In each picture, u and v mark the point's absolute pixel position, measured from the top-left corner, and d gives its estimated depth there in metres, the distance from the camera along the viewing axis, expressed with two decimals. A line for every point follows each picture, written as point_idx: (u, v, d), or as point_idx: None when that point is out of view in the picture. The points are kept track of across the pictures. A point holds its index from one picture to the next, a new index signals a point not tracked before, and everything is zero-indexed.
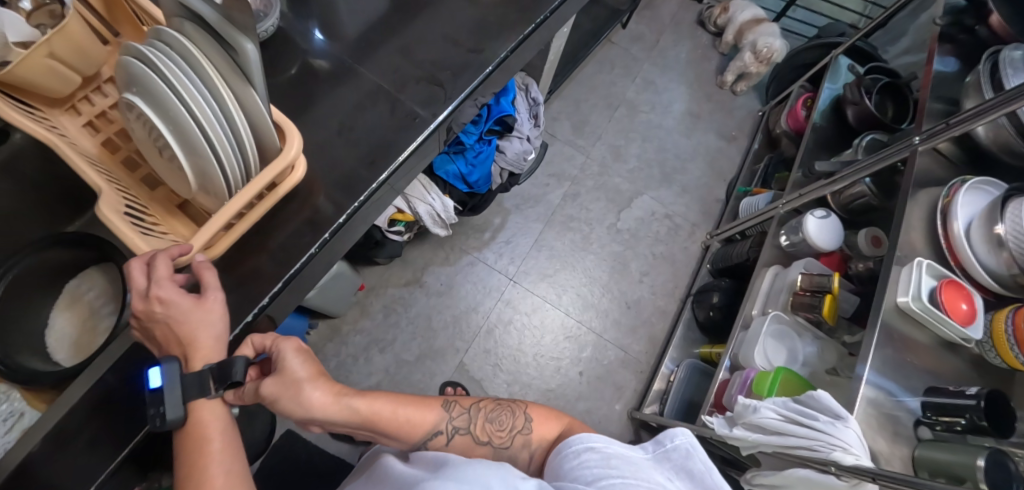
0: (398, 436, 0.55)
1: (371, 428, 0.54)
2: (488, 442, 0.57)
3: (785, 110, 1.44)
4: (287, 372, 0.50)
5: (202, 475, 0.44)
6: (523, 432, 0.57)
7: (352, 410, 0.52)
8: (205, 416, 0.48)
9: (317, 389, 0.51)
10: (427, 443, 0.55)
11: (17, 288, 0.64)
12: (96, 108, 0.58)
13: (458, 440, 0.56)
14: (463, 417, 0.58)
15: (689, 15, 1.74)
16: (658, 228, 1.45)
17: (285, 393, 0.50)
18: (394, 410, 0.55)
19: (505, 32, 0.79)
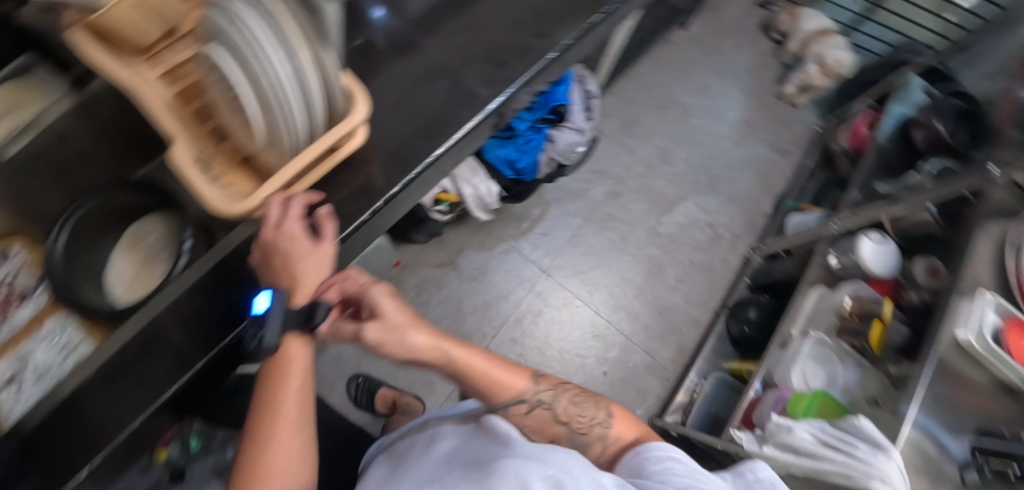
0: (484, 393, 0.61)
1: (463, 377, 0.60)
2: (567, 423, 0.62)
3: (847, 127, 1.38)
4: (394, 317, 0.57)
5: (277, 406, 0.53)
6: (602, 424, 0.62)
7: (447, 357, 0.59)
8: (286, 356, 0.54)
9: (421, 334, 0.58)
10: (511, 406, 0.60)
11: (87, 227, 0.64)
12: (174, 58, 0.56)
13: (539, 412, 0.62)
14: (549, 393, 0.63)
15: (753, 21, 1.68)
16: (698, 236, 1.42)
17: (392, 335, 0.56)
18: (488, 369, 0.61)
19: (570, 20, 0.79)
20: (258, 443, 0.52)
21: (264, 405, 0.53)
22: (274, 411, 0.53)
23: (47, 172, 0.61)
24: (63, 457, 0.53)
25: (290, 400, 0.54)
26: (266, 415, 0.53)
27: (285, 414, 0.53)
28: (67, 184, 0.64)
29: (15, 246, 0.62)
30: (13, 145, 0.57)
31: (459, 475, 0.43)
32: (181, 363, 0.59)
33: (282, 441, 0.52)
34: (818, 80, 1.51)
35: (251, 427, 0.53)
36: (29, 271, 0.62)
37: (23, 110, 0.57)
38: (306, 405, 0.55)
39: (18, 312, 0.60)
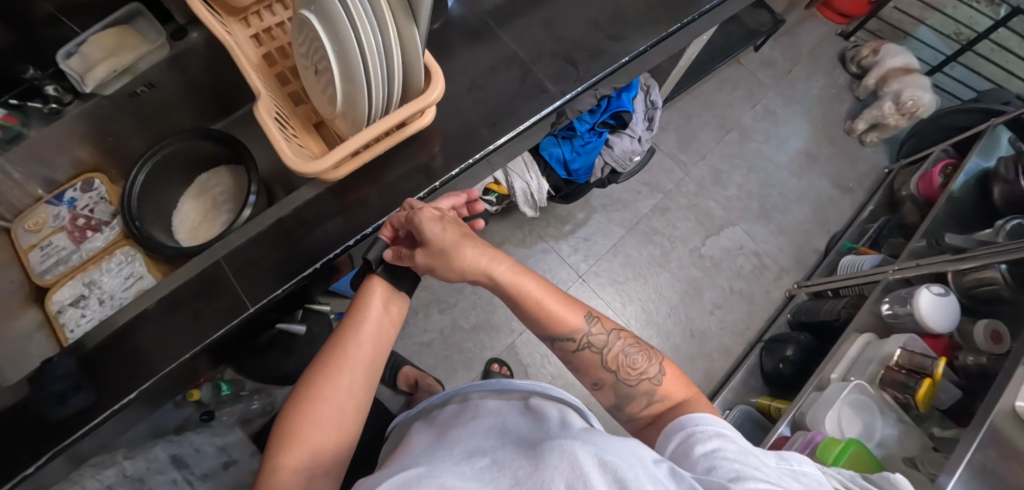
0: (533, 323, 0.57)
1: (511, 301, 0.56)
2: (615, 372, 0.57)
3: (918, 173, 1.30)
4: (442, 238, 0.56)
5: (343, 341, 0.57)
6: (651, 380, 0.55)
7: (494, 282, 0.56)
8: (371, 296, 0.60)
9: (471, 247, 0.55)
10: (559, 341, 0.57)
11: (163, 168, 0.75)
12: (264, 23, 0.64)
13: (586, 355, 0.57)
14: (601, 337, 0.57)
15: (832, 50, 1.61)
16: (742, 264, 1.38)
17: (438, 256, 0.56)
18: (538, 299, 0.56)
19: (648, 25, 0.77)
20: (321, 368, 0.55)
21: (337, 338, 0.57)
22: (344, 345, 0.56)
23: (139, 116, 0.74)
24: (122, 375, 0.59)
25: (360, 340, 0.57)
26: (336, 348, 0.57)
27: (351, 349, 0.56)
28: (154, 130, 0.78)
29: (100, 180, 0.77)
30: (113, 83, 0.69)
31: (512, 452, 0.44)
32: (233, 308, 0.61)
33: (340, 371, 0.55)
34: (891, 119, 1.41)
35: (318, 357, 0.57)
36: (110, 206, 0.78)
37: (123, 53, 0.68)
38: (373, 350, 0.58)
39: (93, 241, 0.76)
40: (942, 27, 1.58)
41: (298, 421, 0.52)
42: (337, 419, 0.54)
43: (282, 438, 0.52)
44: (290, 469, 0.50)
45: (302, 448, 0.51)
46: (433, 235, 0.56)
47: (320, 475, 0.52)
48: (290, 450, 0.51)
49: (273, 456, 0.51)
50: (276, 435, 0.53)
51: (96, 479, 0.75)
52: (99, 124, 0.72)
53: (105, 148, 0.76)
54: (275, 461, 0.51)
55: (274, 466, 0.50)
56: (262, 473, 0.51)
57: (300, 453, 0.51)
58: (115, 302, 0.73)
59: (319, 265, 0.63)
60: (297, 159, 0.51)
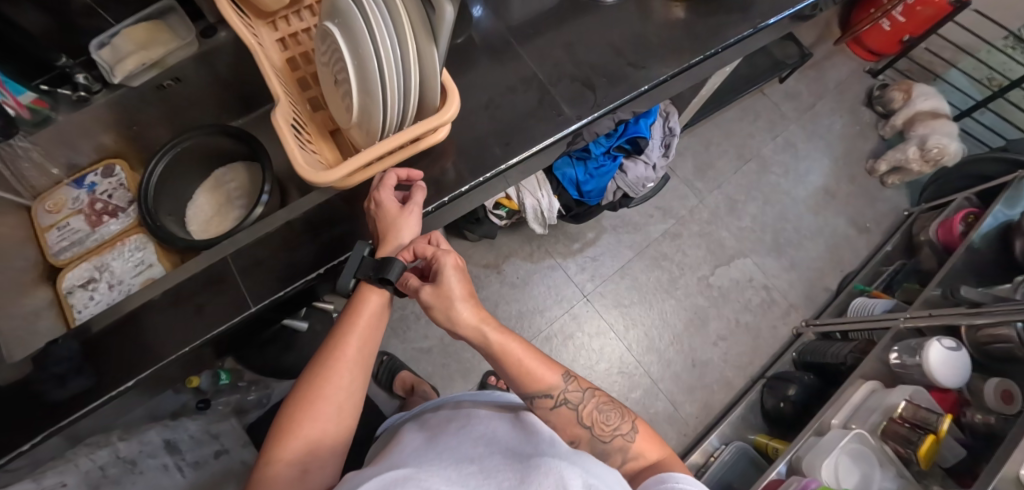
0: (513, 379, 0.59)
1: (495, 360, 0.58)
2: (589, 428, 0.59)
3: (938, 219, 1.27)
4: (452, 289, 0.55)
5: (342, 339, 0.56)
6: (624, 436, 0.59)
7: (484, 341, 0.57)
8: (367, 297, 0.57)
9: (468, 311, 0.55)
10: (537, 399, 0.58)
11: (182, 159, 0.76)
12: (291, 28, 0.65)
13: (563, 411, 0.59)
14: (577, 394, 0.60)
15: (858, 87, 1.59)
16: (750, 296, 1.36)
17: (441, 304, 0.55)
18: (521, 359, 0.58)
19: (669, 55, 0.77)
20: (318, 365, 0.55)
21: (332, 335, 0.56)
22: (340, 342, 0.56)
23: (164, 108, 0.77)
24: (123, 363, 0.60)
25: (356, 337, 0.56)
26: (332, 345, 0.56)
27: (347, 347, 0.55)
28: (177, 121, 0.80)
29: (121, 167, 0.79)
30: (141, 75, 0.71)
31: (499, 461, 0.44)
32: (235, 306, 0.62)
33: (340, 369, 0.54)
34: (916, 164, 1.39)
35: (318, 353, 0.56)
36: (127, 193, 0.79)
37: (155, 48, 0.70)
38: (367, 348, 0.57)
39: (108, 226, 0.77)
40: (974, 72, 1.51)
41: (295, 416, 0.53)
42: (332, 416, 0.54)
43: (279, 432, 0.52)
44: (285, 462, 0.51)
45: (297, 443, 0.51)
46: (447, 281, 0.55)
47: (314, 470, 0.52)
48: (285, 444, 0.51)
49: (269, 449, 0.52)
50: (274, 429, 0.53)
51: (90, 458, 0.73)
52: (125, 112, 0.74)
53: (129, 136, 0.78)
54: (271, 455, 0.51)
55: (269, 458, 0.51)
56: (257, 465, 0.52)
57: (296, 447, 0.51)
58: (124, 288, 0.74)
59: (323, 270, 0.63)
60: (309, 168, 0.52)
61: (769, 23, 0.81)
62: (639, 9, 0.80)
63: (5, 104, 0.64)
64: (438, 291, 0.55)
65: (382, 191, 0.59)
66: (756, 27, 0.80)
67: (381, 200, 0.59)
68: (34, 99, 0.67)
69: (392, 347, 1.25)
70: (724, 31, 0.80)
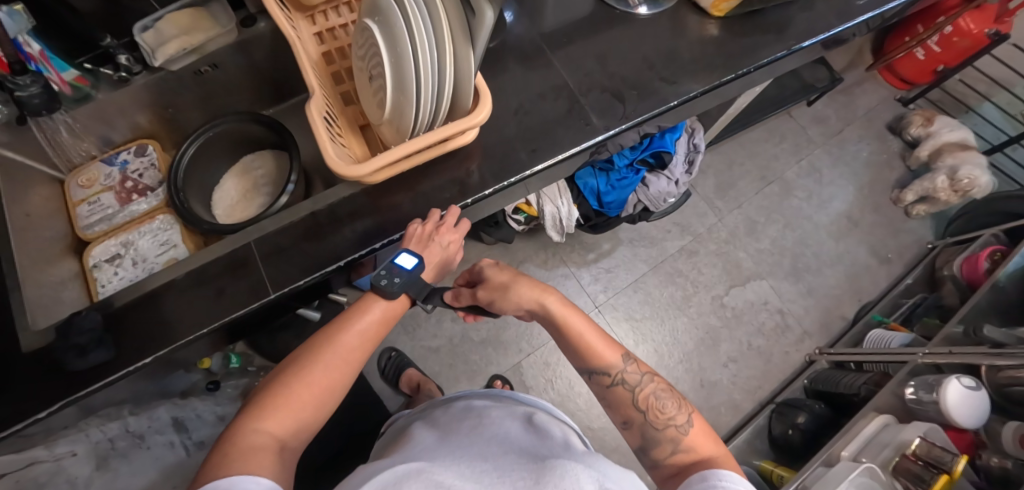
0: (574, 354, 0.62)
1: (558, 333, 0.62)
2: (644, 412, 0.59)
3: (963, 254, 1.25)
4: (499, 277, 0.63)
5: (344, 329, 0.56)
6: (678, 427, 0.57)
7: (547, 313, 0.62)
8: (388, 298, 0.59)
9: (525, 291, 0.61)
10: (595, 374, 0.61)
11: (215, 143, 0.78)
12: (329, 23, 0.67)
13: (619, 391, 0.60)
14: (635, 376, 0.60)
15: (888, 115, 1.56)
16: (764, 319, 1.34)
17: (494, 293, 0.63)
18: (582, 332, 0.61)
19: (701, 73, 0.77)
20: (321, 346, 0.54)
21: (340, 322, 0.57)
22: (346, 331, 0.56)
23: (199, 93, 0.78)
24: (145, 339, 0.61)
25: (360, 329, 0.57)
26: (337, 332, 0.56)
27: (348, 338, 0.56)
28: (211, 107, 0.82)
29: (153, 148, 0.81)
30: (182, 59, 0.72)
31: (513, 461, 0.44)
32: (254, 291, 0.63)
33: (339, 357, 0.54)
34: (944, 195, 1.36)
35: (315, 338, 0.56)
36: (157, 173, 0.81)
37: (196, 33, 0.72)
38: (370, 345, 0.57)
39: (137, 204, 0.79)
40: (1008, 106, 1.48)
41: (288, 391, 0.51)
42: (323, 399, 0.53)
43: (268, 403, 0.50)
44: (270, 433, 0.48)
45: (286, 417, 0.50)
46: (493, 276, 0.64)
47: (291, 451, 0.49)
48: (275, 416, 0.49)
49: (253, 417, 0.49)
50: (260, 399, 0.51)
51: (100, 430, 0.74)
52: (162, 94, 0.76)
53: (165, 116, 0.80)
54: (254, 424, 0.48)
55: (251, 427, 0.48)
56: (232, 433, 0.48)
57: (282, 422, 0.49)
58: (147, 266, 0.74)
59: (343, 263, 0.64)
60: (339, 162, 0.52)
61: (803, 46, 0.80)
62: (672, 25, 0.80)
63: (50, 80, 0.66)
64: (491, 283, 0.64)
65: (441, 234, 0.63)
66: (790, 49, 0.79)
67: (451, 242, 0.64)
68: (76, 76, 0.68)
69: (400, 343, 1.26)
70: (758, 50, 0.79)
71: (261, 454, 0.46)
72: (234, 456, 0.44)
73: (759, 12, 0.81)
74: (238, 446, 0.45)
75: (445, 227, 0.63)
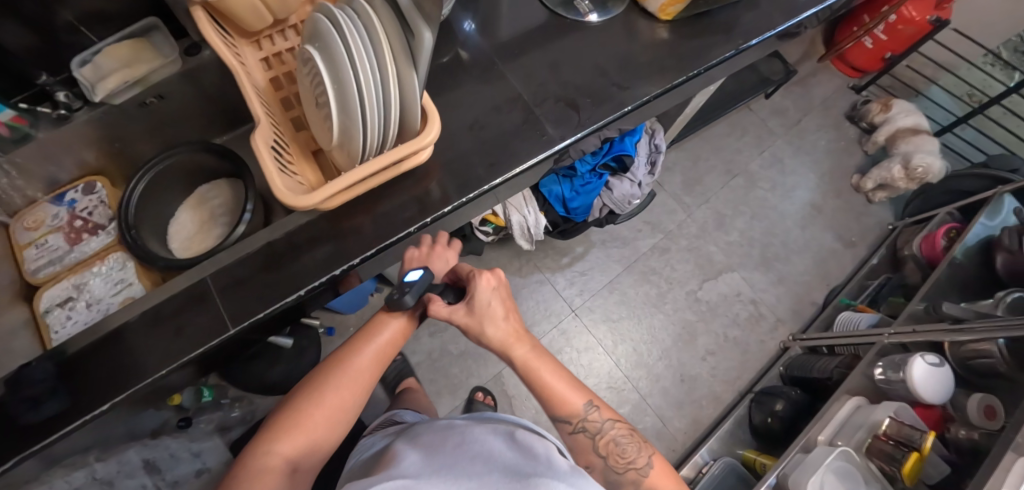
0: (539, 399, 0.62)
1: (522, 376, 0.61)
2: (604, 457, 0.61)
3: (922, 233, 1.30)
4: (487, 308, 0.60)
5: (353, 350, 0.59)
6: (639, 470, 0.60)
7: (511, 359, 0.60)
8: (394, 312, 0.61)
9: (491, 331, 0.59)
10: (558, 422, 0.62)
11: (167, 176, 0.76)
12: (275, 48, 0.68)
13: (580, 438, 0.61)
14: (596, 424, 0.62)
15: (843, 103, 1.60)
16: (738, 310, 1.36)
17: (474, 320, 0.60)
18: (546, 383, 0.61)
19: (654, 76, 0.78)
20: (330, 370, 0.57)
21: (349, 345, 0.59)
22: (354, 354, 0.58)
23: (148, 124, 0.76)
24: (100, 385, 0.59)
25: (369, 351, 0.59)
26: (345, 355, 0.58)
27: (356, 359, 0.58)
28: (162, 137, 0.80)
29: (102, 184, 0.79)
30: (125, 92, 0.70)
31: (496, 479, 0.46)
32: (213, 326, 0.61)
33: (348, 378, 0.57)
34: (901, 181, 1.40)
35: (327, 359, 0.59)
36: (108, 211, 0.78)
37: (138, 64, 0.69)
38: (377, 365, 0.59)
39: (88, 243, 0.76)
40: (954, 88, 1.53)
41: (298, 414, 0.55)
42: (334, 420, 0.56)
43: (281, 425, 0.54)
44: (280, 456, 0.53)
45: (296, 439, 0.54)
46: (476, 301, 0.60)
47: (303, 469, 0.54)
48: (286, 439, 0.53)
49: (266, 440, 0.53)
50: (274, 421, 0.55)
51: (63, 481, 0.71)
52: (107, 128, 0.73)
53: (112, 150, 0.77)
54: (267, 447, 0.53)
55: (263, 450, 0.53)
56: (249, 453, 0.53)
57: (292, 444, 0.53)
58: (102, 307, 0.72)
59: (304, 292, 0.62)
60: (288, 192, 0.51)
61: (751, 44, 0.82)
62: (623, 31, 0.81)
63: None
64: (474, 311, 0.60)
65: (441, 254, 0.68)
66: (738, 48, 0.81)
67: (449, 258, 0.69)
68: (14, 117, 0.65)
69: None
70: (707, 52, 0.80)
71: (270, 480, 0.51)
72: (246, 480, 0.51)
73: (706, 14, 0.83)
74: (250, 469, 0.51)
75: (438, 248, 0.68)
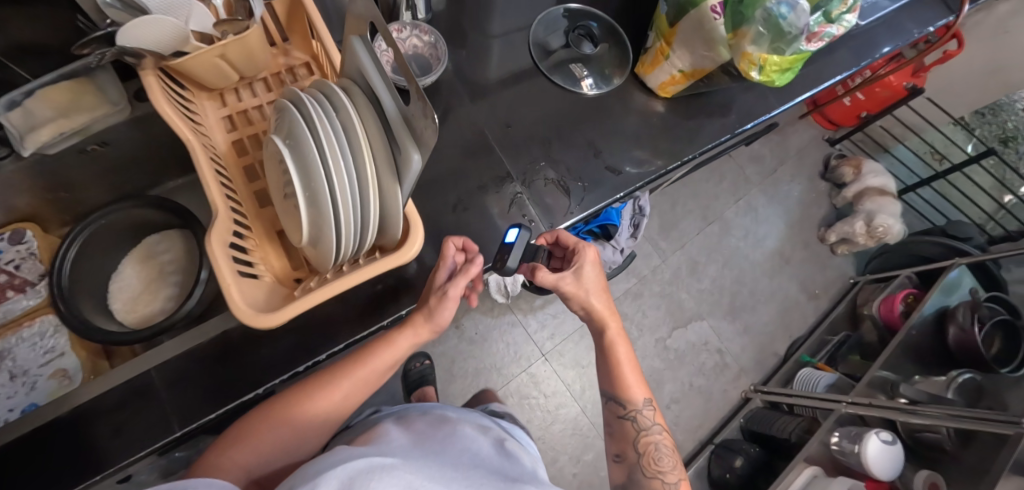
0: (606, 377, 0.68)
1: (601, 350, 0.67)
2: (640, 455, 0.65)
3: (882, 294, 1.35)
4: (592, 282, 0.64)
5: (336, 378, 0.57)
6: (665, 481, 0.62)
7: (602, 330, 0.66)
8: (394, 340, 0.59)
9: (600, 303, 0.64)
10: (613, 403, 0.67)
11: (106, 232, 0.68)
12: (241, 104, 0.61)
13: (627, 425, 0.66)
14: (648, 419, 0.66)
15: (817, 154, 1.62)
16: (704, 359, 1.38)
17: (581, 290, 0.63)
18: (619, 364, 0.66)
19: (647, 159, 0.76)
20: (310, 388, 0.55)
21: (335, 368, 0.57)
22: (339, 378, 0.56)
23: (92, 170, 0.68)
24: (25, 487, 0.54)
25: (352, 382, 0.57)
26: (331, 379, 0.56)
27: (337, 388, 0.56)
28: (108, 182, 0.72)
29: (32, 232, 0.70)
30: (62, 142, 0.62)
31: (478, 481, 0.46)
32: (159, 425, 0.56)
33: (325, 404, 0.55)
34: (862, 238, 1.44)
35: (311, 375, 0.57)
36: (38, 264, 0.70)
37: (76, 115, 0.60)
38: (358, 396, 0.58)
39: (12, 302, 0.69)
40: (918, 148, 1.59)
41: (265, 423, 0.53)
42: (302, 436, 0.54)
43: (253, 432, 0.52)
44: (235, 462, 0.50)
45: (250, 449, 0.51)
46: (587, 274, 0.63)
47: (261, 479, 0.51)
48: (242, 447, 0.51)
49: (226, 447, 0.51)
50: (238, 426, 0.53)
51: None
52: (44, 178, 0.65)
53: (51, 199, 0.69)
54: (225, 453, 0.50)
55: (223, 455, 0.50)
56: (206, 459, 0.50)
57: (247, 453, 0.51)
58: (28, 380, 0.66)
59: (261, 390, 0.58)
60: (247, 307, 0.46)
61: (746, 128, 0.80)
62: (618, 106, 0.78)
63: None
64: (581, 281, 0.64)
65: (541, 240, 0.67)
66: (732, 132, 0.80)
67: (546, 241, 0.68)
68: None
69: None
70: (701, 135, 0.79)
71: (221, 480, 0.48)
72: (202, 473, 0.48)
73: (706, 94, 0.81)
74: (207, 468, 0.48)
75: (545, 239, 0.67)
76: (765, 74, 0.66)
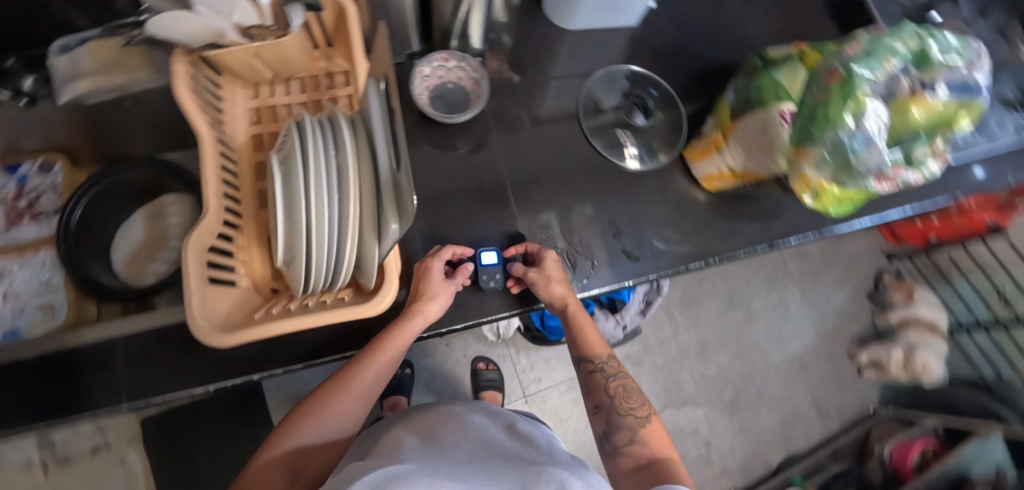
0: (572, 342, 0.67)
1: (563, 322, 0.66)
2: (613, 398, 0.63)
3: (897, 436, 1.28)
4: (555, 274, 0.63)
5: (355, 369, 0.55)
6: (637, 418, 0.61)
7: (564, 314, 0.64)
8: (406, 326, 0.57)
9: (558, 288, 0.62)
10: (581, 364, 0.66)
11: (126, 186, 0.73)
12: (271, 100, 0.60)
13: (596, 378, 0.65)
14: (613, 366, 0.65)
15: (870, 266, 1.51)
16: (688, 448, 1.31)
17: (540, 281, 0.62)
18: (583, 330, 0.66)
19: (667, 251, 0.71)
20: (338, 383, 0.55)
21: (358, 358, 0.56)
22: (362, 370, 0.55)
23: (127, 123, 0.70)
24: None
25: (375, 371, 0.56)
26: (354, 369, 0.56)
27: (363, 378, 0.55)
28: (140, 136, 0.74)
29: (61, 166, 0.73)
30: (101, 95, 0.63)
31: (500, 466, 0.45)
32: (107, 393, 0.56)
33: (350, 397, 0.55)
34: (895, 370, 1.37)
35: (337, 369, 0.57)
36: (57, 198, 0.73)
37: (116, 73, 0.61)
38: (382, 379, 0.57)
39: (25, 228, 0.72)
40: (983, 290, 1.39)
41: (303, 419, 0.54)
42: (339, 428, 0.55)
43: (289, 432, 0.53)
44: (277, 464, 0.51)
45: (291, 448, 0.53)
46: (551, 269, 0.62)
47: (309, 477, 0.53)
48: (282, 444, 0.53)
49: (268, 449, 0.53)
50: (280, 428, 0.55)
51: None
52: (82, 122, 0.68)
53: (85, 141, 0.72)
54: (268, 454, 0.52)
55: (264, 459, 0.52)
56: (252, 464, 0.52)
57: (287, 453, 0.52)
58: (18, 305, 0.67)
59: (210, 388, 0.58)
60: (204, 320, 0.45)
61: (787, 242, 0.74)
62: (653, 186, 0.73)
63: None
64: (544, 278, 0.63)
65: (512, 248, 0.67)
66: (769, 245, 0.73)
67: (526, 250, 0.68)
68: None
69: None
70: (733, 240, 0.73)
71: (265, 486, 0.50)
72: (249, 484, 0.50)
73: (751, 198, 0.75)
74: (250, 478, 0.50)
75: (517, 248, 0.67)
76: (820, 201, 0.60)
